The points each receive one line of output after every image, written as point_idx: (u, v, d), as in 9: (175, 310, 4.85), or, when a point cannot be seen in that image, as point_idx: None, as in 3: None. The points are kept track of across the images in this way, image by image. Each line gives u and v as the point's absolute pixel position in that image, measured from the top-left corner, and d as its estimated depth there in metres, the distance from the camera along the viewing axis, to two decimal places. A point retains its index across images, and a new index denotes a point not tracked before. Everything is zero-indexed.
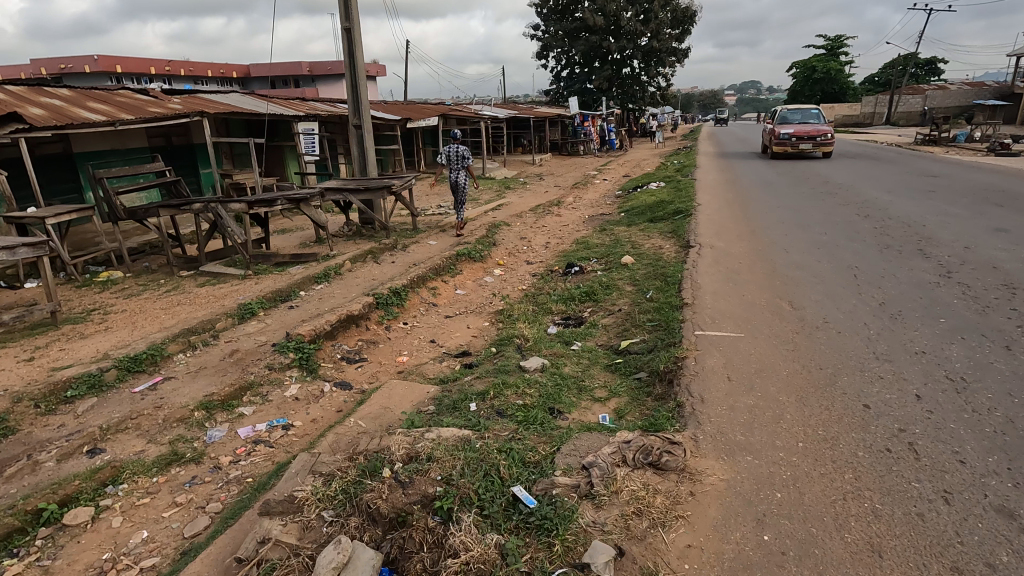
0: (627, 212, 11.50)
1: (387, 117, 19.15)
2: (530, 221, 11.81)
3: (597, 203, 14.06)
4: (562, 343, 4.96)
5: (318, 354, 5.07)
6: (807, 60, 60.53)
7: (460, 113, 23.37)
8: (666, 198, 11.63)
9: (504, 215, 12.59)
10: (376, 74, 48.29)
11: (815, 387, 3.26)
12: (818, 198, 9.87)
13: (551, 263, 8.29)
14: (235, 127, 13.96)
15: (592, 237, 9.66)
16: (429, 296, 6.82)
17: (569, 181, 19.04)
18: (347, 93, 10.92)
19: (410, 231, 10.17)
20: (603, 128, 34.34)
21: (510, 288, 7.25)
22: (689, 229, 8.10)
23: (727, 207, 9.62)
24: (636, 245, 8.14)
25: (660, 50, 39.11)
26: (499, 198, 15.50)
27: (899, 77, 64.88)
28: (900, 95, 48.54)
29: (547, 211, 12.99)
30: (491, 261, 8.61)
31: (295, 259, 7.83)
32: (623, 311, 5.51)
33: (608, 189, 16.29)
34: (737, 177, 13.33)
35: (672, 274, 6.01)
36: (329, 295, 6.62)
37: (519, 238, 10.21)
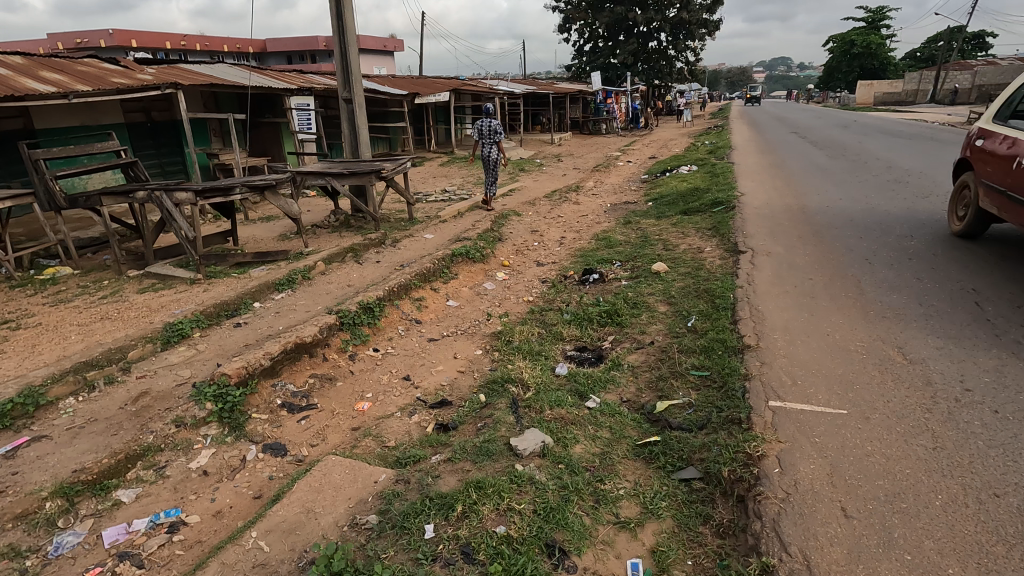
0: (655, 201, 10.02)
1: (393, 92, 17.76)
2: (544, 210, 10.41)
3: (620, 189, 12.56)
4: (574, 396, 3.64)
5: (249, 401, 3.82)
6: (846, 34, 57.08)
7: (474, 89, 21.86)
8: (701, 185, 10.14)
9: (516, 202, 11.20)
10: (394, 49, 46.81)
11: (1006, 543, 1.92)
12: (888, 188, 8.31)
13: (565, 266, 6.93)
14: (222, 102, 12.71)
15: (615, 233, 8.27)
16: (412, 310, 5.53)
17: (590, 162, 17.50)
18: (336, 62, 9.55)
19: (405, 222, 8.87)
20: (627, 105, 32.44)
21: (513, 300, 5.93)
22: (734, 226, 6.66)
23: (777, 198, 8.13)
24: (668, 245, 6.71)
25: (690, 23, 36.80)
26: (512, 182, 14.08)
27: (945, 51, 60.81)
28: (947, 71, 45.37)
29: (564, 198, 11.53)
30: (495, 262, 7.28)
31: (259, 258, 6.60)
32: (657, 346, 4.14)
33: (633, 172, 14.73)
34: (781, 161, 11.73)
35: (721, 292, 4.61)
36: (289, 309, 5.37)
37: (530, 231, 8.85)
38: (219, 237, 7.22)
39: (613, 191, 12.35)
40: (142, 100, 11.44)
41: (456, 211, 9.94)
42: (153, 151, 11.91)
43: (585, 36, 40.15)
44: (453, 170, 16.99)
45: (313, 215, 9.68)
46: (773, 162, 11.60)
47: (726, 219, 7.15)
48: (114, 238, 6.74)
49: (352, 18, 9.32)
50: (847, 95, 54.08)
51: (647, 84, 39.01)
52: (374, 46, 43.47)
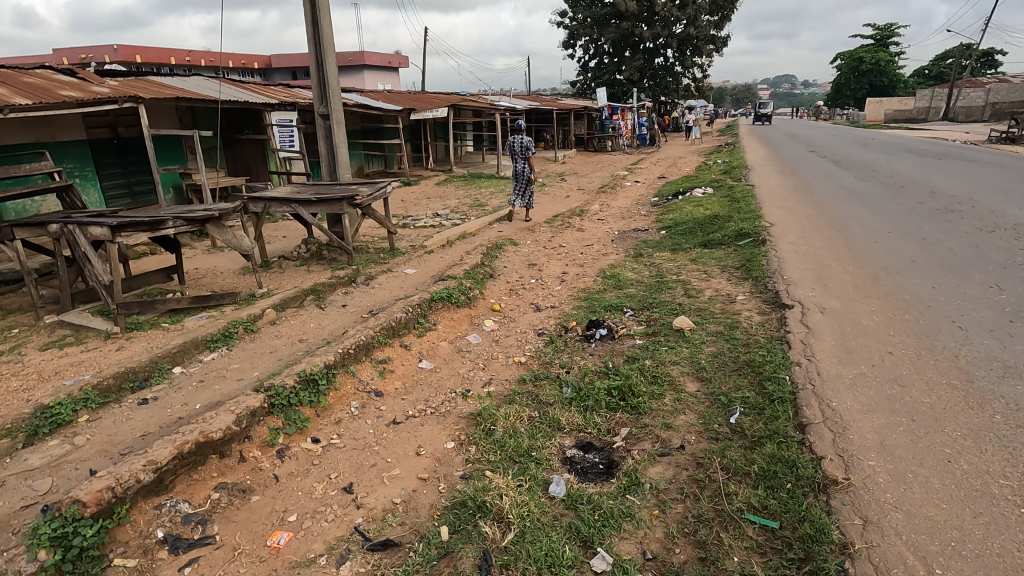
0: (669, 230, 8.92)
1: (388, 108, 16.85)
2: (543, 238, 9.34)
3: (629, 213, 11.47)
4: (573, 547, 2.49)
5: (110, 540, 2.68)
6: (854, 51, 56.37)
7: (475, 104, 20.99)
8: (719, 212, 9.08)
9: (513, 228, 10.14)
10: (399, 66, 46.41)
11: None
12: (940, 218, 7.21)
13: (566, 313, 5.82)
14: (198, 117, 11.77)
15: (625, 268, 7.18)
16: (373, 378, 4.40)
17: (596, 182, 16.52)
18: (312, 73, 8.58)
19: (384, 254, 7.81)
20: (634, 122, 31.52)
21: (501, 363, 4.80)
22: (770, 269, 5.54)
23: (813, 229, 7.02)
24: (690, 291, 5.57)
25: (697, 38, 36.05)
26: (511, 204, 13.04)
27: (954, 69, 60.18)
28: (959, 89, 44.47)
29: (566, 223, 10.45)
30: (484, 306, 6.18)
31: (200, 304, 5.51)
32: (689, 454, 2.99)
33: (641, 194, 13.65)
34: (807, 184, 10.64)
35: (771, 370, 3.46)
36: (216, 378, 4.25)
37: (527, 265, 7.78)
38: (160, 274, 6.14)
39: (621, 216, 11.27)
40: (107, 114, 10.48)
41: (444, 239, 8.88)
42: (119, 169, 10.93)
43: (590, 53, 39.50)
44: (449, 190, 15.99)
45: (284, 244, 8.63)
46: (798, 185, 10.53)
47: (758, 258, 6.02)
48: (31, 278, 5.64)
49: (329, 24, 8.34)
50: (855, 113, 53.33)
51: (654, 101, 38.20)
52: (378, 63, 42.97)
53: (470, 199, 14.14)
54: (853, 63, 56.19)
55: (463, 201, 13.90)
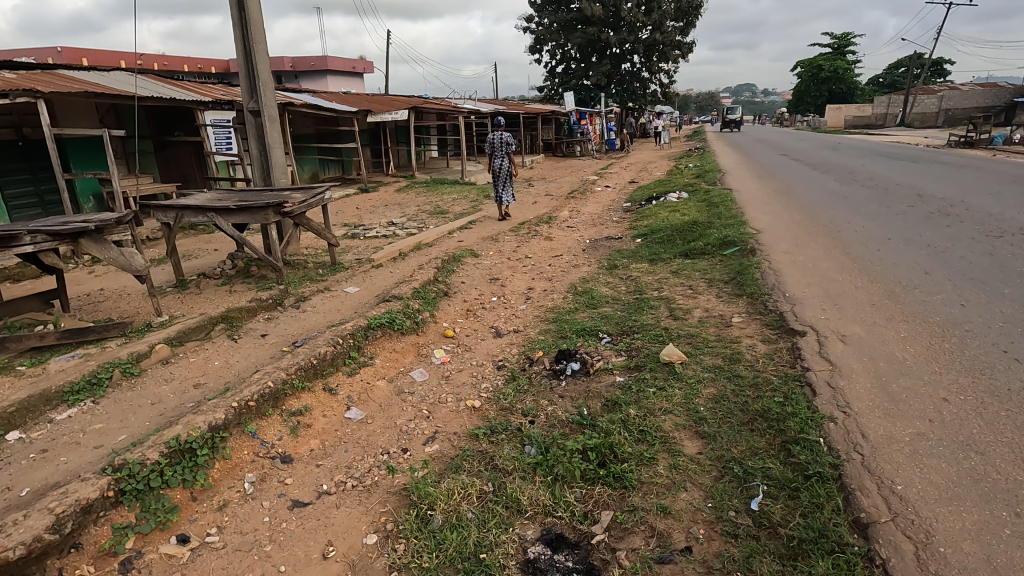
0: (645, 238, 8.15)
1: (343, 110, 15.78)
2: (507, 249, 8.47)
3: (601, 220, 10.70)
4: None
5: None
6: (814, 59, 57.62)
7: (438, 107, 20.08)
8: (698, 218, 8.37)
9: (475, 238, 9.24)
10: (363, 71, 45.31)
11: None
12: (938, 223, 6.62)
13: (532, 340, 4.93)
14: (121, 117, 10.52)
15: (599, 283, 6.37)
16: (281, 438, 3.40)
17: (565, 187, 15.79)
18: (239, 64, 7.53)
19: (323, 271, 6.81)
20: (602, 127, 31.03)
21: (449, 409, 3.87)
22: (767, 284, 4.77)
23: (804, 236, 6.32)
24: (676, 311, 4.74)
25: (663, 44, 35.96)
26: (474, 211, 12.14)
27: (907, 78, 62.15)
28: (915, 96, 45.69)
29: (532, 232, 9.59)
30: (435, 331, 5.25)
31: (76, 339, 4.42)
32: (698, 563, 2.11)
33: (613, 200, 12.92)
34: (786, 188, 10.06)
35: (796, 429, 2.62)
36: (65, 445, 3.19)
37: (488, 280, 6.88)
38: (36, 301, 5.02)
39: (592, 223, 10.49)
40: (10, 113, 9.18)
41: (396, 252, 7.92)
42: (27, 175, 9.62)
43: (556, 58, 39.08)
44: (409, 196, 15.00)
45: (210, 260, 7.53)
46: (777, 189, 9.93)
47: (751, 271, 5.24)
48: None
49: (258, 9, 7.32)
50: (816, 120, 54.41)
51: (621, 107, 37.95)
52: (341, 68, 41.72)
53: (430, 206, 13.18)
54: (812, 71, 57.44)
55: (422, 208, 12.93)
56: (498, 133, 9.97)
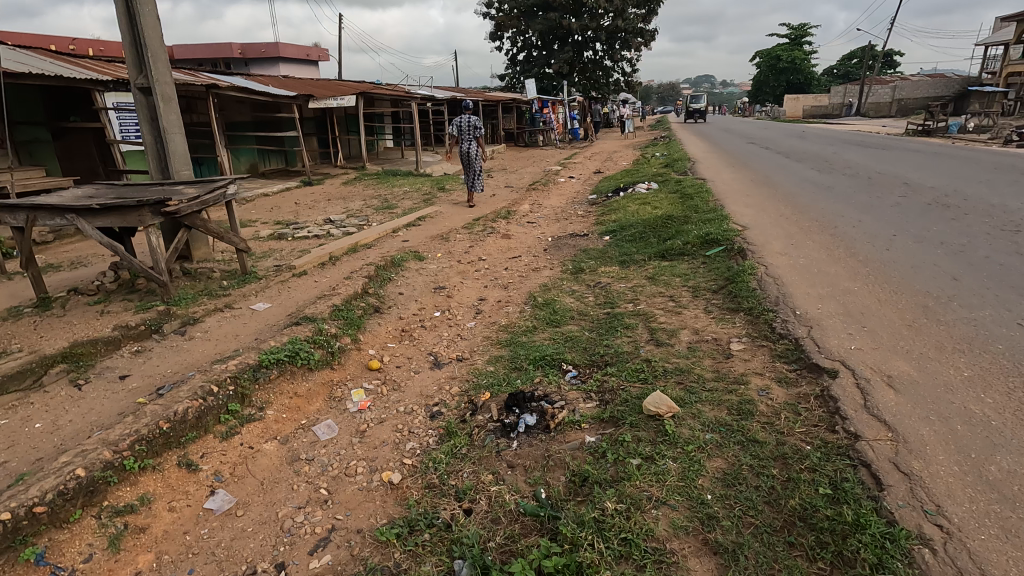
0: (614, 235, 7.22)
1: (281, 94, 14.30)
2: (458, 249, 7.42)
3: (564, 214, 9.75)
4: None
5: None
6: (773, 49, 58.12)
7: (390, 94, 18.73)
8: (672, 211, 7.47)
9: (423, 237, 8.14)
10: (316, 59, 43.20)
11: None
12: (941, 215, 5.88)
13: (478, 373, 3.89)
14: (8, 100, 8.67)
15: (562, 292, 5.39)
16: (89, 558, 2.30)
17: (526, 178, 14.79)
18: (122, 31, 6.15)
19: (229, 283, 5.60)
20: (565, 116, 30.07)
21: (357, 488, 2.79)
22: (769, 297, 3.85)
23: (798, 233, 5.46)
24: (658, 334, 3.77)
25: (625, 31, 35.21)
26: (426, 206, 11.02)
27: (860, 69, 63.47)
28: (869, 86, 46.44)
29: (488, 229, 8.55)
30: (357, 361, 4.15)
31: None
32: None
33: (577, 192, 11.99)
34: (764, 178, 9.29)
35: (871, 562, 1.70)
36: None
37: (432, 290, 5.80)
38: None
39: (555, 218, 9.53)
40: None
41: (325, 256, 6.75)
42: None
43: (517, 45, 37.90)
44: (357, 189, 13.73)
45: (94, 271, 6.19)
46: (754, 179, 9.14)
47: (745, 279, 4.30)
48: None
49: None
50: (775, 109, 54.96)
51: (584, 96, 37.14)
52: (293, 55, 39.47)
53: (378, 200, 11.97)
54: (771, 61, 57.93)
55: (369, 203, 11.73)
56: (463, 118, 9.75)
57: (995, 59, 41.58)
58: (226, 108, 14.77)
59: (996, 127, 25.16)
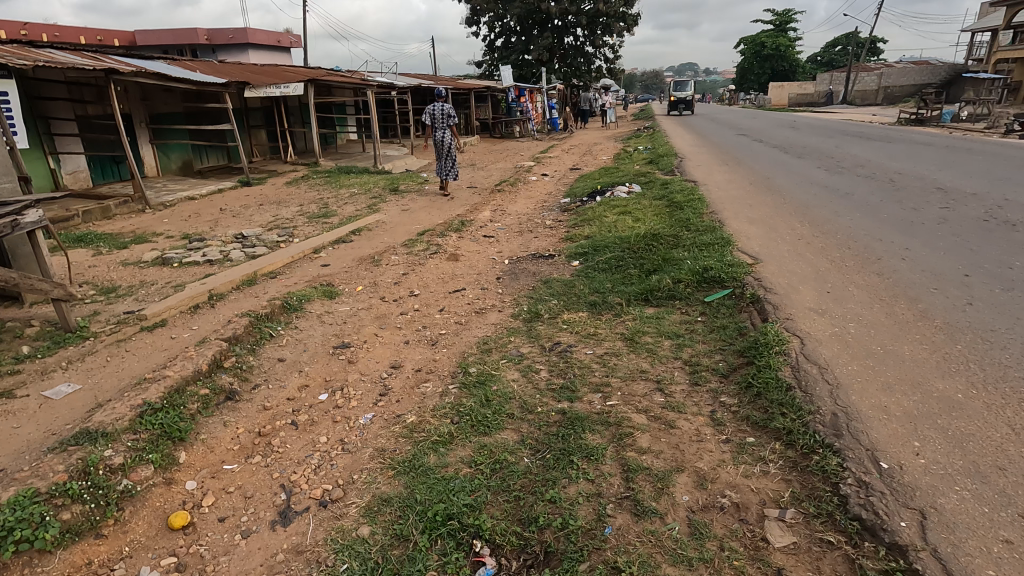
0: (585, 260, 5.68)
1: (210, 81, 12.41)
2: (387, 279, 5.82)
3: (530, 224, 8.20)
4: None
5: None
6: (757, 36, 56.81)
7: (346, 80, 16.91)
8: (658, 228, 5.95)
9: (349, 260, 6.52)
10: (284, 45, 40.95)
11: None
12: (1015, 239, 4.42)
13: (340, 545, 2.31)
14: None
15: (505, 358, 3.85)
16: None
17: (493, 176, 13.20)
18: None
19: (35, 350, 3.95)
20: (543, 105, 28.37)
21: None
22: (821, 415, 2.34)
23: (830, 269, 3.97)
24: (636, 482, 2.24)
25: (607, 15, 33.54)
26: (370, 213, 9.39)
27: (844, 56, 62.50)
28: (856, 73, 45.33)
29: (432, 246, 6.97)
30: (155, 513, 2.57)
31: None
32: None
33: (548, 193, 10.43)
34: (765, 180, 7.79)
35: None
36: None
37: (330, 351, 4.20)
38: None
39: (518, 229, 7.98)
40: None
41: (201, 294, 5.10)
42: None
43: (495, 31, 36.03)
44: (299, 191, 12.02)
45: None
46: (753, 182, 7.66)
47: (771, 367, 2.79)
48: None
49: None
50: (760, 97, 53.71)
51: (565, 84, 35.46)
52: (259, 40, 37.21)
53: (317, 205, 10.30)
54: (755, 48, 56.67)
55: (306, 208, 10.06)
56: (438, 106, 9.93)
57: (982, 46, 40.60)
58: (149, 97, 12.90)
59: (992, 116, 24.00)
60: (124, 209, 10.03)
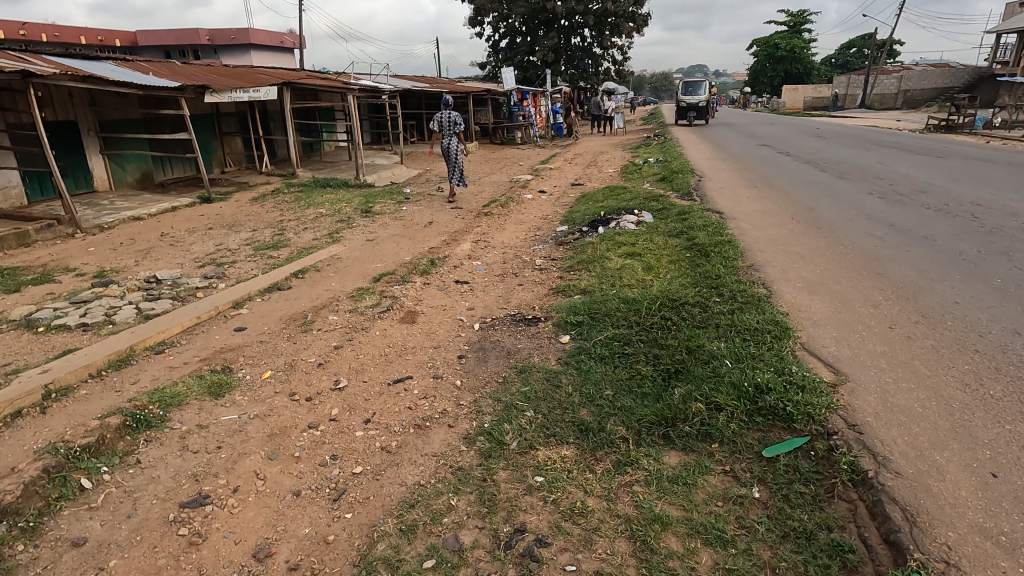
0: (579, 336, 4.14)
1: (161, 84, 10.98)
2: (309, 358, 4.30)
3: (516, 264, 6.68)
4: None
5: None
6: (770, 38, 55.02)
7: (328, 83, 15.43)
8: (677, 291, 4.41)
9: (273, 322, 5.02)
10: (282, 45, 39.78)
11: None
12: None
13: None
14: None
15: (431, 558, 2.31)
16: None
17: (484, 193, 11.70)
18: None
19: None
20: (547, 109, 26.78)
21: None
22: None
23: (976, 411, 2.40)
24: None
25: (615, 15, 32.00)
26: (330, 242, 7.90)
27: (859, 59, 60.60)
28: (875, 76, 43.44)
29: (386, 299, 5.45)
30: None
31: None
32: None
33: (543, 219, 8.89)
34: (807, 213, 6.24)
35: None
36: None
37: (167, 517, 2.68)
38: None
39: (500, 271, 6.45)
40: None
41: (33, 393, 3.63)
42: None
43: (499, 32, 34.59)
44: (260, 210, 10.56)
45: None
46: (794, 217, 6.10)
47: None
48: None
49: None
50: (772, 100, 51.95)
51: (571, 87, 33.94)
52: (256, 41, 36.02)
53: (273, 231, 8.84)
54: (768, 50, 54.92)
55: (258, 235, 8.58)
56: (447, 113, 10.00)
57: (1007, 48, 38.69)
58: (100, 103, 11.58)
59: None
60: (47, 234, 8.62)
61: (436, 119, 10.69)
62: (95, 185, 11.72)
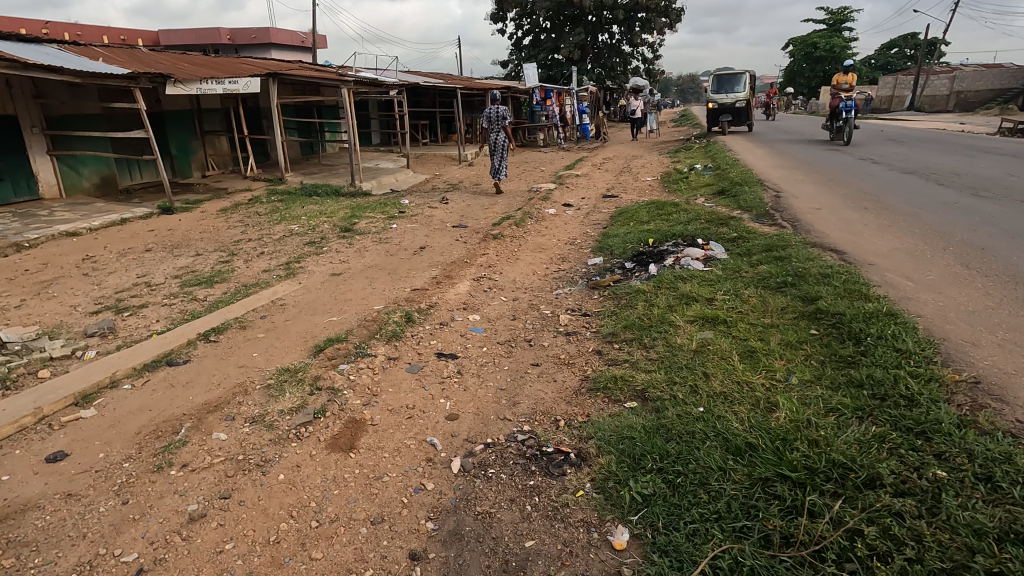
0: (652, 539, 2.05)
1: (111, 71, 9.15)
2: (127, 551, 2.27)
3: (531, 320, 4.61)
4: None
5: None
6: (807, 37, 52.07)
7: (324, 75, 13.54)
8: (839, 434, 2.30)
9: (120, 442, 3.01)
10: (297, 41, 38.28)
11: None
12: None
13: None
14: None
15: None
16: None
17: (495, 205, 9.69)
18: None
19: None
20: (572, 109, 24.51)
21: None
22: None
23: None
24: None
25: (647, 9, 29.74)
26: (283, 275, 5.93)
27: (902, 60, 57.24)
28: (925, 76, 40.32)
29: (317, 395, 3.38)
30: None
31: None
32: None
33: (567, 244, 6.82)
34: (981, 256, 4.05)
35: None
36: None
37: None
38: None
39: (506, 333, 4.38)
40: None
41: None
42: None
43: (523, 28, 32.55)
44: (222, 225, 8.66)
45: None
46: (967, 263, 3.89)
47: None
48: None
49: None
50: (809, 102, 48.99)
51: (598, 86, 31.74)
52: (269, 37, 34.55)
53: (221, 255, 6.91)
54: (805, 50, 51.99)
55: (201, 261, 6.66)
56: (495, 107, 10.01)
57: None
58: (48, 94, 9.87)
59: None
60: None
61: (487, 117, 10.86)
62: (40, 191, 9.95)
